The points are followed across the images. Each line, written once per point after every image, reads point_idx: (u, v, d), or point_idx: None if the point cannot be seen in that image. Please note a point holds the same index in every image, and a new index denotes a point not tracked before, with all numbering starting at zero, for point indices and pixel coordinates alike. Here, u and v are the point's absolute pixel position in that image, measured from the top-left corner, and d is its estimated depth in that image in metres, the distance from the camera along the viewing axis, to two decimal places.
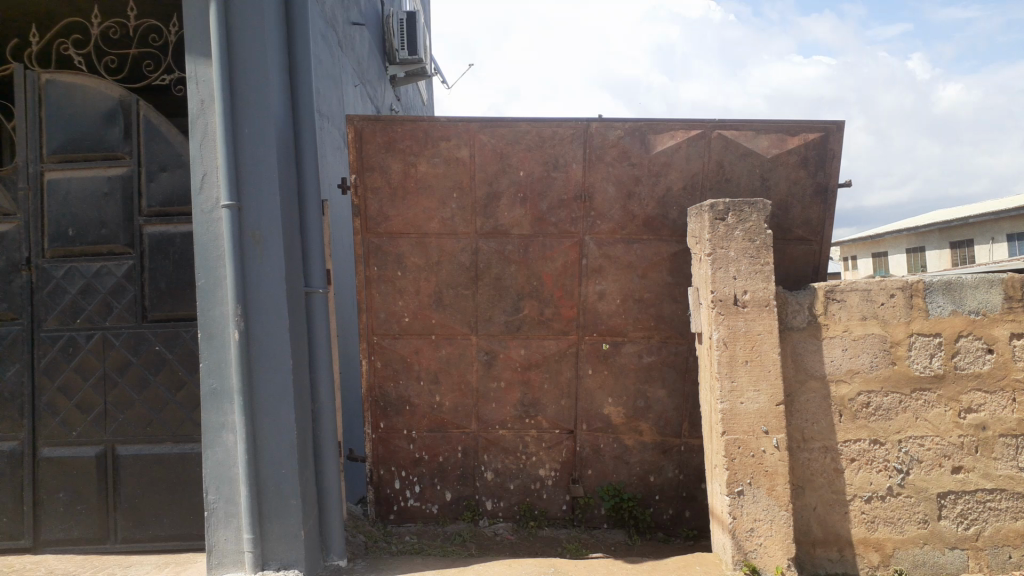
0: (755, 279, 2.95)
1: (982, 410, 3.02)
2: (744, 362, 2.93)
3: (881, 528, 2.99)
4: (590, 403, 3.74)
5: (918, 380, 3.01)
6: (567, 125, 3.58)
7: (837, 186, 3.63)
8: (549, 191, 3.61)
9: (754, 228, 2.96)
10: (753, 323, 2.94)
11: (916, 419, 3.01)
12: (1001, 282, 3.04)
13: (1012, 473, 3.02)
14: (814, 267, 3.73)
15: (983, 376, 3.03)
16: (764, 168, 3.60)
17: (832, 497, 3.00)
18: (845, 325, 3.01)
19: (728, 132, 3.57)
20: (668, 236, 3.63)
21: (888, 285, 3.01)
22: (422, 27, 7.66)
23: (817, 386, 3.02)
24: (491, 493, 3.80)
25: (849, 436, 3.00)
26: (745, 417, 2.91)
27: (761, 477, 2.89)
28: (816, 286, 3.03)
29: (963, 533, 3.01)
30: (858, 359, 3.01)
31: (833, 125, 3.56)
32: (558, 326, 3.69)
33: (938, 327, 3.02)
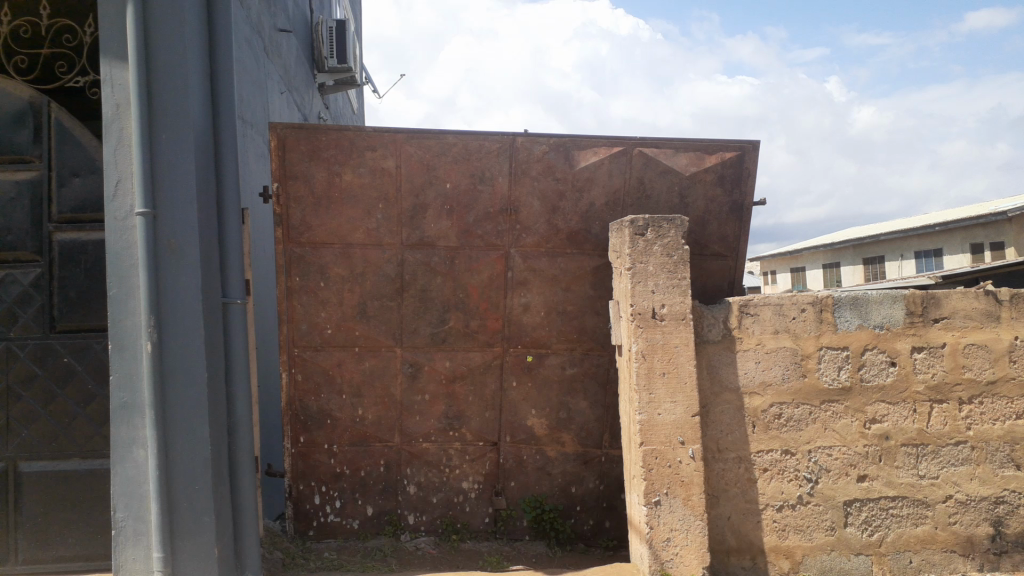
0: (673, 293, 3.01)
1: (886, 420, 3.16)
2: (662, 374, 2.99)
3: (791, 536, 3.09)
4: (514, 415, 3.75)
5: (828, 392, 3.13)
6: (493, 139, 3.57)
7: (752, 205, 3.75)
8: (475, 204, 3.62)
9: (672, 243, 3.03)
10: (670, 335, 3.01)
11: (825, 430, 3.12)
12: (905, 298, 3.18)
13: (913, 480, 3.16)
14: (729, 281, 3.85)
15: (887, 388, 3.16)
16: (683, 186, 3.69)
17: (746, 506, 3.08)
18: (759, 338, 3.11)
19: (649, 150, 3.63)
20: (592, 250, 3.69)
21: (799, 300, 3.12)
22: (351, 36, 7.63)
23: (732, 397, 3.10)
24: (413, 506, 3.78)
25: (761, 446, 3.09)
26: (663, 428, 2.96)
27: (677, 486, 2.95)
28: (731, 300, 3.12)
29: (868, 539, 3.13)
30: (770, 371, 3.11)
31: (749, 144, 3.67)
32: (483, 339, 3.70)
33: (845, 341, 3.14)
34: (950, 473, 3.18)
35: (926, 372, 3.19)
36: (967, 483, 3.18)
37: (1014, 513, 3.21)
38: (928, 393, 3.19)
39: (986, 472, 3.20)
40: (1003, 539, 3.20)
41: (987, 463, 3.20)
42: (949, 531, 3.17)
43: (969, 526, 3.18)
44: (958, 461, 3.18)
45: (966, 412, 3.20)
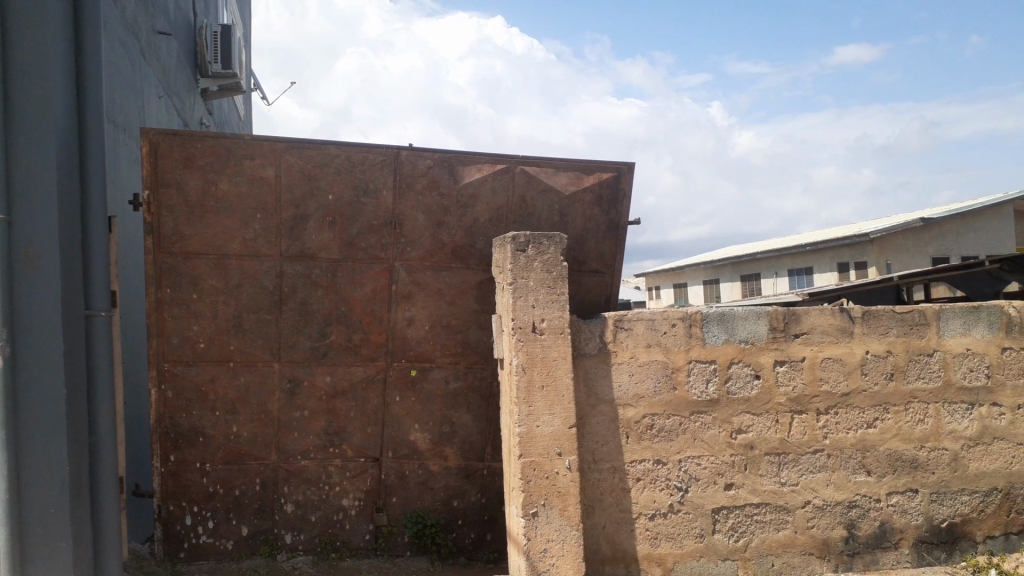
0: (552, 308, 3.07)
1: (751, 430, 3.32)
2: (541, 387, 3.03)
3: (663, 544, 3.19)
4: (396, 430, 3.71)
5: (696, 403, 3.26)
6: (377, 151, 3.49)
7: (627, 224, 3.90)
8: (359, 217, 3.55)
9: (552, 259, 3.08)
10: (549, 349, 3.05)
11: (695, 440, 3.25)
12: (767, 315, 3.37)
13: (775, 487, 3.32)
14: (606, 297, 4.00)
15: (751, 400, 3.33)
16: (562, 205, 3.78)
17: (620, 515, 3.16)
18: (632, 351, 3.21)
19: (531, 168, 3.68)
20: (475, 265, 3.71)
21: (670, 316, 3.25)
22: (237, 41, 7.41)
23: (608, 409, 3.18)
24: (291, 525, 3.68)
25: (635, 456, 3.19)
26: (541, 440, 3.00)
27: (554, 497, 2.99)
28: (607, 315, 3.21)
29: (733, 544, 3.26)
30: (643, 383, 3.21)
31: (624, 166, 3.79)
32: (366, 353, 3.64)
33: (712, 355, 3.29)
34: (808, 479, 3.37)
35: (787, 384, 3.37)
36: (824, 488, 3.38)
37: (865, 516, 3.43)
38: (789, 404, 3.37)
39: (840, 477, 3.40)
40: (855, 541, 3.41)
41: (842, 469, 3.41)
42: (808, 534, 3.35)
43: (826, 529, 3.37)
44: (816, 468, 3.38)
45: (823, 422, 3.40)
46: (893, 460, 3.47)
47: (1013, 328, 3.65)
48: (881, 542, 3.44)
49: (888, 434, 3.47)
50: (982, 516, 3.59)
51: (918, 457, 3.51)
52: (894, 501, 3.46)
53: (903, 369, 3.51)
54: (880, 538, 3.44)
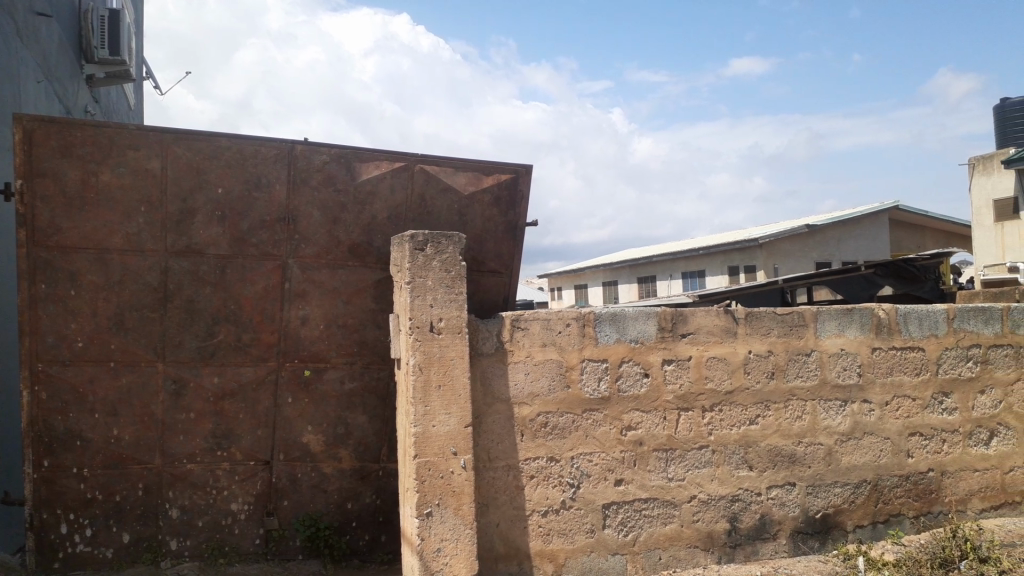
0: (450, 307, 3.06)
1: (640, 427, 3.41)
2: (437, 387, 3.02)
3: (555, 540, 3.24)
4: (288, 431, 3.63)
5: (589, 401, 3.33)
6: (271, 145, 3.39)
7: (525, 225, 3.95)
8: (250, 212, 3.45)
9: (450, 259, 3.07)
10: (446, 348, 3.04)
11: (587, 437, 3.32)
12: (657, 315, 3.47)
13: (663, 482, 3.43)
14: (504, 297, 4.05)
15: (641, 397, 3.43)
16: (461, 205, 3.79)
17: (514, 513, 3.19)
18: (528, 351, 3.25)
19: (429, 168, 3.67)
20: (372, 263, 3.67)
21: (565, 316, 3.31)
22: (127, 27, 7.08)
23: (503, 408, 3.21)
24: (176, 531, 3.55)
25: (529, 454, 3.23)
26: (437, 439, 2.99)
27: (448, 497, 2.99)
28: (503, 315, 3.24)
29: (623, 539, 3.35)
30: (538, 382, 3.26)
31: (522, 168, 3.83)
32: (257, 353, 3.55)
33: (604, 354, 3.37)
34: (694, 474, 3.49)
35: (674, 382, 3.49)
36: (708, 483, 3.51)
37: (747, 509, 3.58)
38: (677, 401, 3.49)
39: (724, 472, 3.54)
40: (737, 533, 3.56)
41: (725, 465, 3.55)
42: (693, 528, 3.47)
43: (710, 522, 3.50)
44: (701, 463, 3.51)
45: (708, 419, 3.54)
46: (773, 455, 3.64)
47: (882, 329, 3.89)
48: (761, 533, 3.61)
49: (768, 430, 3.64)
50: (853, 507, 3.81)
51: (796, 452, 3.69)
52: (774, 494, 3.63)
53: (783, 368, 3.68)
54: (760, 529, 3.60)
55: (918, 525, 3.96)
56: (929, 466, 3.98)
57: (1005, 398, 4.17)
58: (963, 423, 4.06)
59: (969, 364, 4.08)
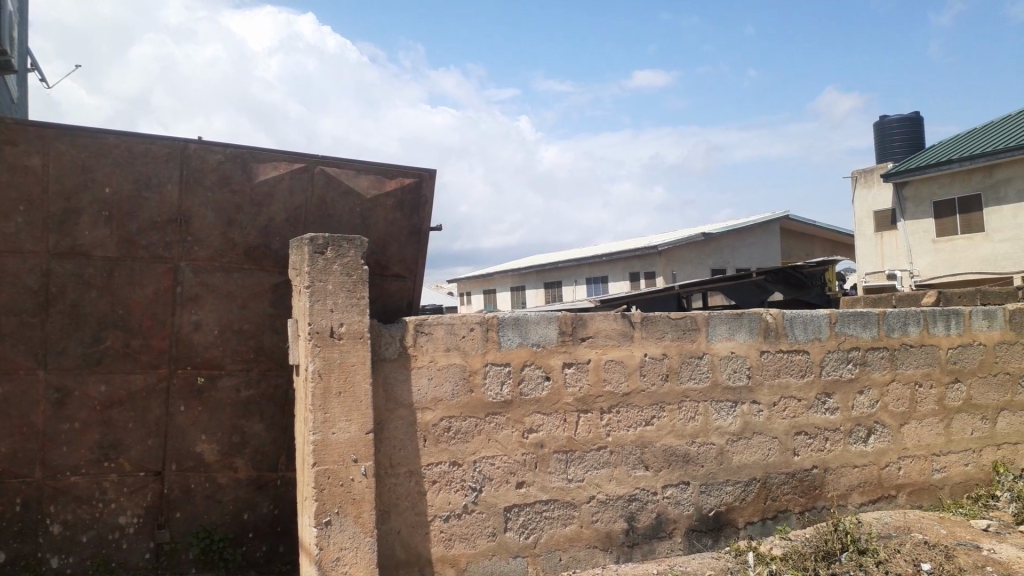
0: (351, 312, 3.01)
1: (541, 430, 3.46)
2: (337, 394, 2.96)
3: (456, 545, 3.24)
4: (180, 441, 3.49)
5: (491, 405, 3.35)
6: (162, 144, 3.26)
7: (429, 229, 3.94)
8: (140, 212, 3.32)
9: (351, 263, 3.02)
10: (347, 354, 3.00)
11: (489, 440, 3.34)
12: (558, 320, 3.53)
13: (563, 484, 3.48)
14: (407, 301, 4.03)
15: (542, 400, 3.47)
16: (364, 208, 3.75)
17: (415, 519, 3.17)
18: (431, 355, 3.24)
19: (330, 169, 3.61)
20: (270, 267, 3.59)
21: (468, 320, 3.32)
22: (7, 17, 6.68)
23: (405, 413, 3.18)
24: (58, 548, 3.36)
25: (431, 459, 3.22)
26: (336, 447, 2.93)
27: (348, 505, 2.94)
28: (406, 319, 3.21)
29: (524, 542, 3.38)
30: (441, 387, 3.26)
31: (426, 172, 3.83)
32: (146, 359, 3.40)
33: (507, 358, 3.40)
34: (593, 476, 3.56)
35: (574, 385, 3.55)
36: (606, 484, 3.59)
37: (643, 508, 3.67)
38: (576, 403, 3.55)
39: (622, 473, 3.63)
40: (635, 532, 3.64)
41: (623, 465, 3.63)
42: (592, 528, 3.54)
43: (608, 522, 3.58)
44: (600, 465, 3.58)
45: (606, 420, 3.62)
46: (668, 455, 3.75)
47: (770, 333, 4.07)
48: (657, 532, 3.71)
49: (664, 431, 3.75)
50: (743, 504, 3.97)
51: (690, 452, 3.81)
52: (669, 493, 3.74)
53: (677, 370, 3.80)
54: (656, 528, 3.70)
55: (804, 520, 4.15)
56: (813, 463, 4.18)
57: (881, 397, 4.42)
58: (844, 422, 4.29)
59: (850, 366, 4.32)
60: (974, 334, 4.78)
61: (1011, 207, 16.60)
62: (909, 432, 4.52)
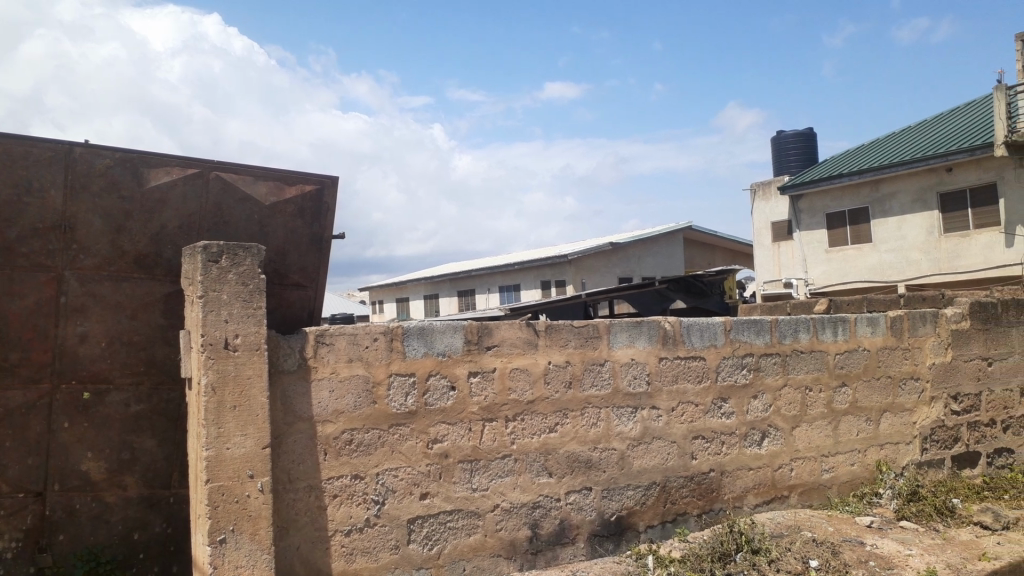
0: (247, 323, 2.93)
1: (446, 440, 3.44)
2: (232, 408, 2.87)
3: (358, 559, 3.18)
4: (64, 459, 3.30)
5: (395, 416, 3.32)
6: (44, 146, 3.11)
7: (331, 238, 3.88)
8: (20, 218, 3.15)
9: (248, 272, 2.94)
10: (242, 366, 2.91)
11: (392, 452, 3.30)
12: (463, 329, 3.52)
13: (467, 493, 3.47)
14: (309, 312, 3.95)
15: (447, 410, 3.45)
16: (262, 215, 3.65)
17: (315, 534, 3.10)
18: (333, 367, 3.18)
19: (226, 175, 3.51)
20: (163, 276, 3.45)
21: (371, 330, 3.28)
22: None
23: (305, 426, 3.11)
24: None
25: (332, 473, 3.15)
26: (231, 463, 2.84)
27: (244, 522, 2.84)
28: (306, 330, 3.14)
29: (427, 553, 3.35)
30: (343, 399, 3.20)
31: (327, 179, 3.77)
32: (27, 374, 3.22)
33: (412, 368, 3.37)
34: (497, 484, 3.56)
35: (479, 394, 3.55)
36: (511, 492, 3.60)
37: (547, 515, 3.70)
38: (481, 412, 3.55)
39: (526, 480, 3.65)
40: (538, 539, 3.67)
41: (527, 473, 3.65)
42: (496, 536, 3.54)
43: (512, 530, 3.59)
44: (504, 473, 3.59)
45: (511, 429, 3.63)
46: (571, 461, 3.80)
47: (668, 340, 4.17)
48: (561, 538, 3.74)
49: (567, 438, 3.79)
50: (643, 508, 4.05)
51: (592, 458, 3.87)
52: (572, 500, 3.79)
53: (579, 378, 3.85)
54: (559, 534, 3.74)
55: (702, 522, 4.27)
56: (710, 467, 4.31)
57: (773, 401, 4.59)
58: (739, 426, 4.44)
59: (744, 371, 4.47)
60: (859, 339, 5.02)
61: (895, 220, 17.60)
62: (800, 434, 4.71)
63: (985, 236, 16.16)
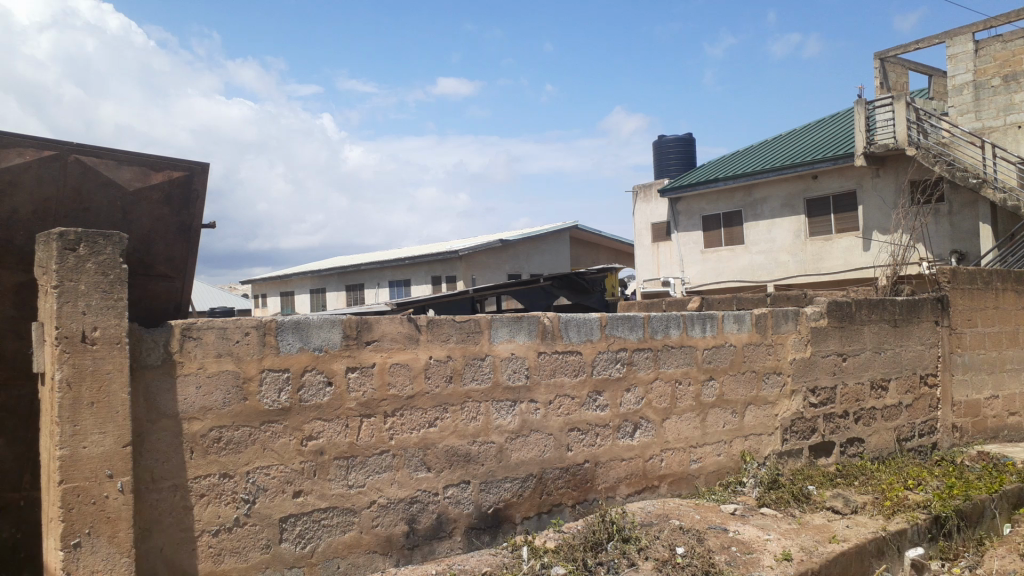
0: (106, 315, 2.78)
1: (321, 436, 3.38)
2: (90, 404, 2.72)
3: (227, 559, 3.08)
4: None
5: (267, 413, 3.23)
6: None
7: (200, 227, 3.73)
8: None
9: (108, 261, 2.79)
10: (101, 360, 2.76)
11: (264, 450, 3.21)
12: (341, 323, 3.47)
13: (343, 490, 3.43)
14: (176, 305, 3.83)
15: (323, 406, 3.39)
16: (126, 202, 3.46)
17: (180, 535, 2.98)
18: (201, 362, 3.07)
19: (87, 158, 3.30)
20: (14, 265, 3.21)
21: (243, 324, 3.18)
22: None
23: (170, 424, 2.99)
24: None
25: (199, 472, 3.04)
26: (88, 462, 2.69)
27: (101, 524, 2.70)
28: (171, 323, 3.02)
29: (300, 551, 3.28)
30: (211, 395, 3.09)
31: (198, 166, 3.61)
32: None
33: (286, 363, 3.29)
34: (374, 480, 3.53)
35: (357, 390, 3.50)
36: (388, 487, 3.57)
37: (424, 510, 3.70)
38: (358, 408, 3.50)
39: (403, 476, 3.63)
40: (415, 534, 3.66)
41: (405, 468, 3.64)
42: (372, 533, 3.51)
43: (389, 526, 3.57)
44: (381, 468, 3.56)
45: (389, 424, 3.60)
46: (449, 456, 3.81)
47: (547, 335, 4.24)
48: (438, 532, 3.75)
49: (446, 432, 3.80)
50: (520, 500, 4.11)
51: (470, 451, 3.89)
52: (450, 494, 3.80)
53: (460, 372, 3.87)
54: (436, 528, 3.74)
55: (576, 512, 4.38)
56: (585, 458, 4.42)
57: (645, 394, 4.76)
58: (613, 418, 4.57)
59: (618, 365, 4.60)
60: (726, 335, 5.26)
61: (766, 223, 18.54)
62: (670, 426, 4.90)
63: (847, 240, 17.27)
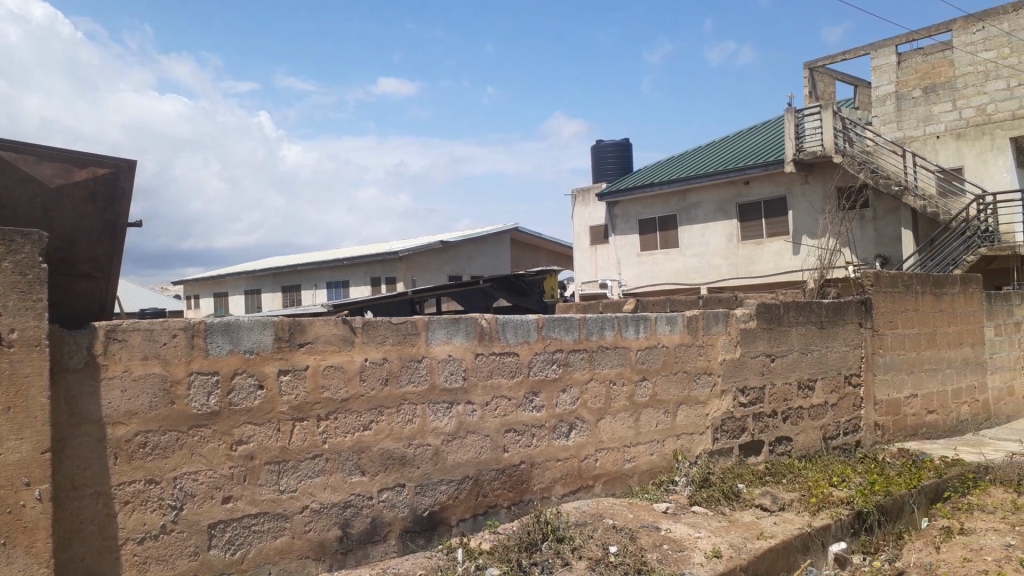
0: (24, 316, 2.68)
1: (251, 441, 3.32)
2: (6, 410, 2.62)
3: (152, 568, 3.00)
4: None
5: (195, 417, 3.16)
6: None
7: (126, 226, 3.62)
8: None
9: (27, 261, 2.69)
10: (19, 363, 2.66)
11: (192, 455, 3.14)
12: (273, 325, 3.41)
13: (274, 495, 3.37)
14: (101, 305, 3.68)
15: (254, 410, 3.33)
16: (47, 199, 3.33)
17: (103, 544, 2.89)
18: (126, 365, 2.98)
19: (5, 154, 3.17)
20: None
21: (170, 325, 3.10)
22: None
23: (92, 429, 2.89)
24: None
25: (123, 478, 2.96)
26: (4, 470, 2.59)
27: (18, 534, 2.60)
28: (95, 325, 2.92)
29: (229, 558, 3.22)
30: (136, 400, 3.01)
31: (125, 163, 3.51)
32: None
33: (215, 366, 3.22)
34: (307, 484, 3.48)
35: (290, 393, 3.45)
36: (321, 491, 3.53)
37: (358, 514, 3.67)
38: (291, 412, 3.45)
39: (337, 479, 3.59)
40: (348, 538, 3.62)
41: (338, 472, 3.60)
42: (304, 538, 3.46)
43: (322, 531, 3.52)
44: (314, 472, 3.51)
45: (322, 428, 3.56)
46: (384, 458, 3.78)
47: (484, 337, 4.25)
48: (372, 536, 3.72)
49: (381, 435, 3.77)
50: (456, 502, 4.10)
51: (406, 454, 3.87)
52: (385, 497, 3.77)
53: (396, 374, 3.84)
54: (371, 532, 3.71)
55: (512, 513, 4.39)
56: (521, 459, 4.44)
57: (580, 395, 4.81)
58: (549, 419, 4.60)
59: (554, 367, 4.63)
60: (659, 337, 5.35)
61: (700, 227, 18.90)
62: (605, 426, 4.96)
63: (778, 244, 17.74)
